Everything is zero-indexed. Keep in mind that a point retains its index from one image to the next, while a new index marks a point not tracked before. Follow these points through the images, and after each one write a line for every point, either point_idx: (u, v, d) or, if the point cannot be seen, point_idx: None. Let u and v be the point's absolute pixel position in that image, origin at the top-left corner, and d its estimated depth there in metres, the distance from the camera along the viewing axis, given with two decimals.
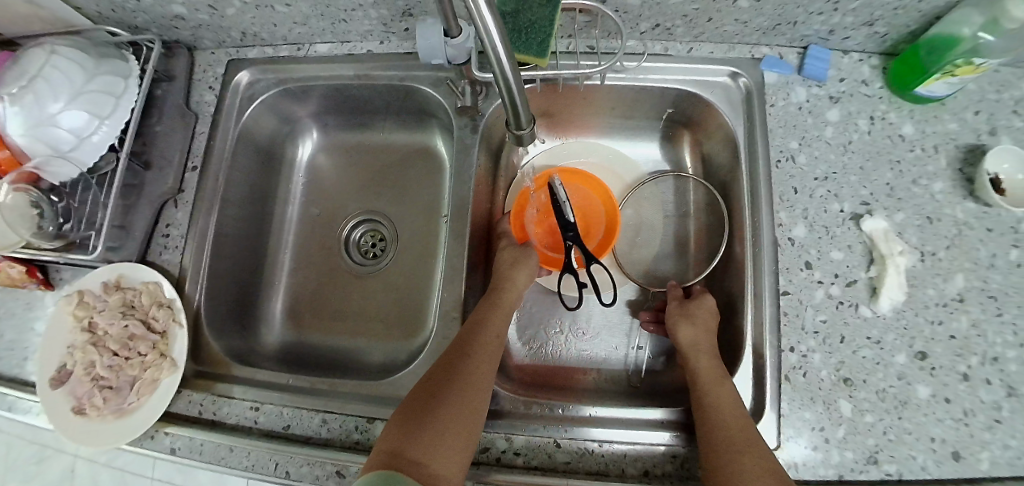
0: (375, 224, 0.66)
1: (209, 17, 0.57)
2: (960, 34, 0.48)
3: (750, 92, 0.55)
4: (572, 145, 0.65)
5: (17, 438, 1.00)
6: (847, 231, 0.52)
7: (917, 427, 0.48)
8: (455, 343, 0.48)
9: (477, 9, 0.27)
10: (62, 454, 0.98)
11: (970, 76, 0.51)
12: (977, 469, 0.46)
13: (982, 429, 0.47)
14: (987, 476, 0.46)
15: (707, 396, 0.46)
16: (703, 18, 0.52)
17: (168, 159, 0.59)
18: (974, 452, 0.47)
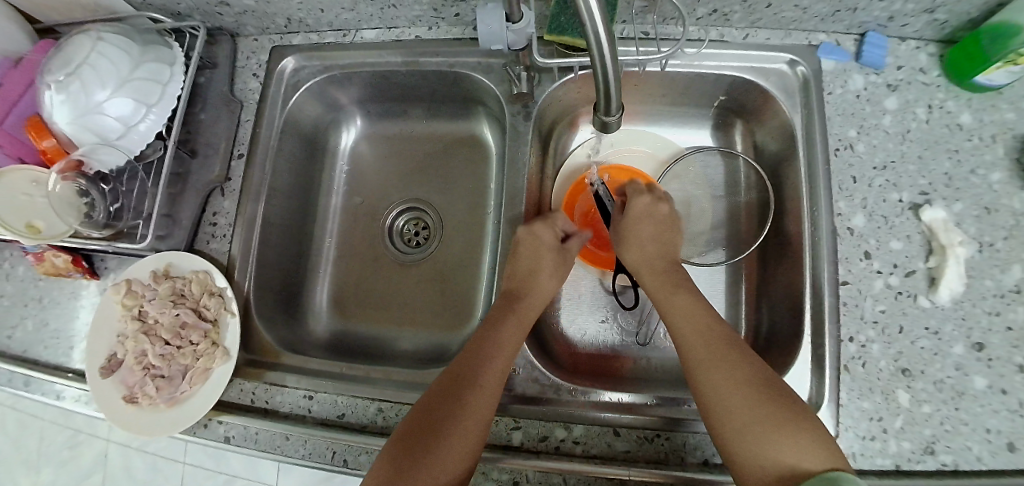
0: (419, 213, 0.66)
1: (255, 3, 0.56)
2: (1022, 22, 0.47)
3: (808, 80, 0.54)
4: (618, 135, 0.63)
5: (52, 423, 1.01)
6: (905, 221, 0.52)
7: (974, 417, 0.48)
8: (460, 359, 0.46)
9: None
10: (96, 439, 0.99)
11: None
12: None
13: None
14: None
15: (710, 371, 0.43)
16: (762, 3, 0.51)
17: (213, 147, 0.59)
18: None
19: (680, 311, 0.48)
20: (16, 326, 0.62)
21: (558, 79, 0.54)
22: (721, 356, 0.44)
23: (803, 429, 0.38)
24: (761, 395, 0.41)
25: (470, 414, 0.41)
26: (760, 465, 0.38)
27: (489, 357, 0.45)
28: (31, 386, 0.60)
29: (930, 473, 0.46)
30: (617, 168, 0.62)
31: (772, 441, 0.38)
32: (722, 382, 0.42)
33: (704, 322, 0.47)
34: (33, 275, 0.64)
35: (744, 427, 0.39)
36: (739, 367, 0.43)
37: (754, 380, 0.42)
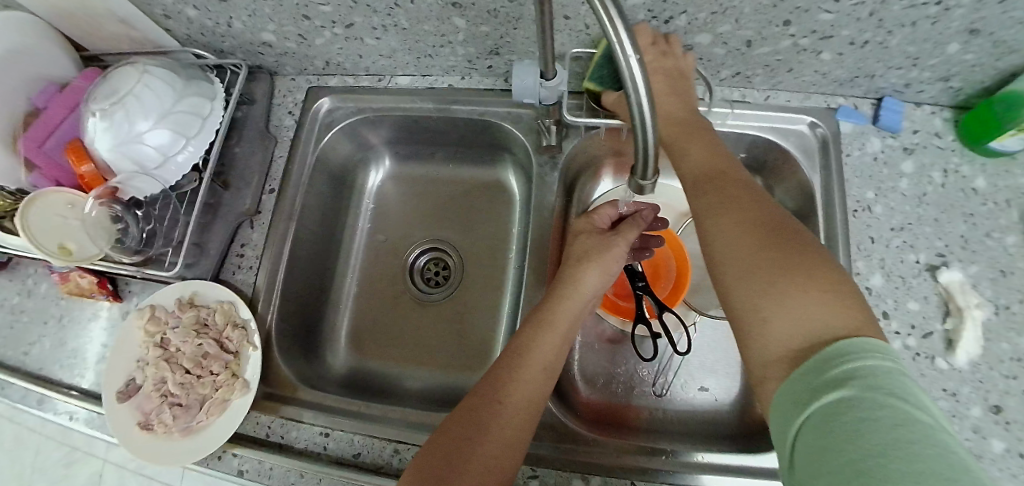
0: (440, 253, 0.67)
1: (296, 45, 0.59)
2: None
3: (826, 142, 0.56)
4: None
5: None
6: (923, 282, 0.52)
7: (992, 482, 0.48)
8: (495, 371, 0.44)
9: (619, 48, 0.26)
10: None
11: None
12: None
13: None
14: None
15: (716, 230, 0.38)
16: (784, 68, 0.54)
17: (245, 181, 0.60)
18: None
19: (695, 170, 0.43)
20: (35, 344, 0.63)
21: (584, 135, 0.57)
22: (731, 200, 0.39)
23: (823, 273, 0.33)
24: (779, 243, 0.35)
25: (504, 437, 0.40)
26: (758, 328, 0.33)
27: (526, 377, 0.43)
28: (44, 404, 0.60)
29: None
30: None
31: (784, 298, 0.32)
32: (732, 222, 0.37)
33: (727, 190, 0.40)
34: (56, 294, 0.65)
35: (750, 278, 0.34)
36: (751, 209, 0.38)
37: (762, 227, 0.36)
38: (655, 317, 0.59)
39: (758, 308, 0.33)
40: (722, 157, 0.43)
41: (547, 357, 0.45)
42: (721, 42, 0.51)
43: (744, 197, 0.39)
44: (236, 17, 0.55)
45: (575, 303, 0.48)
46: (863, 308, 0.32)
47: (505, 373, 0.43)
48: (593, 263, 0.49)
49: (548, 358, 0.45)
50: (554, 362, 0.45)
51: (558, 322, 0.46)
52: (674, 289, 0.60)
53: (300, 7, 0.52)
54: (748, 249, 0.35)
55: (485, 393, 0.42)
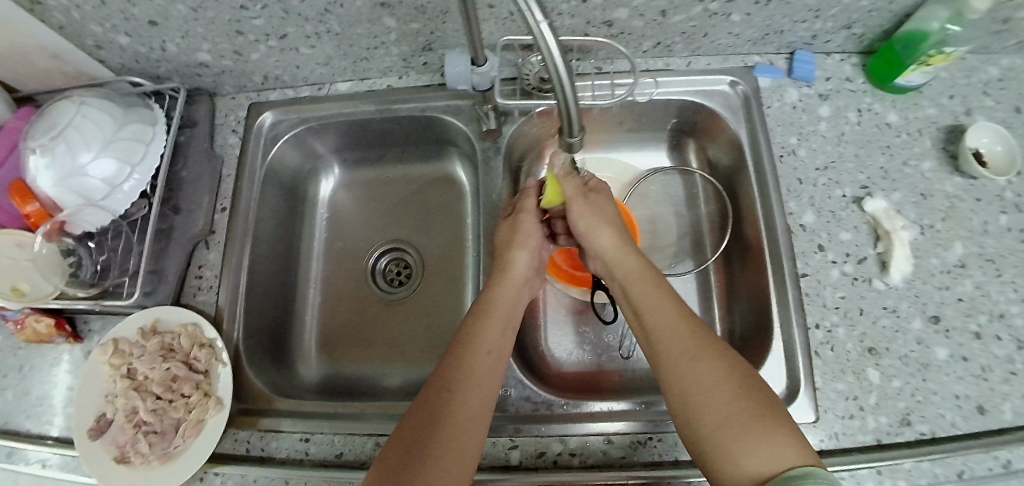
0: (400, 252, 0.68)
1: (232, 63, 0.60)
2: (929, 27, 0.53)
3: (748, 97, 0.59)
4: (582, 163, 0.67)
5: None
6: (852, 214, 0.56)
7: (942, 386, 0.53)
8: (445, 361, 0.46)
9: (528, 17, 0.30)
10: None
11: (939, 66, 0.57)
12: (1003, 420, 0.52)
13: (1002, 383, 0.54)
14: (1013, 425, 0.52)
15: (689, 394, 0.40)
16: (700, 34, 0.57)
17: (196, 202, 0.60)
18: (997, 404, 0.53)
19: (654, 314, 0.46)
20: None
21: (520, 119, 0.59)
22: (702, 359, 0.42)
23: (775, 428, 0.36)
24: (739, 402, 0.39)
25: (461, 420, 0.42)
26: (728, 464, 0.37)
27: (474, 362, 0.45)
28: (13, 457, 0.57)
29: (909, 443, 0.51)
30: None
31: (751, 443, 0.36)
32: (696, 371, 0.41)
33: (698, 357, 0.42)
34: (12, 344, 0.62)
35: (717, 427, 0.38)
36: (711, 361, 0.41)
37: (724, 377, 0.40)
38: None
39: (718, 442, 0.38)
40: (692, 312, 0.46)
41: (492, 340, 0.47)
42: (638, 15, 0.54)
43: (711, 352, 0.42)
44: (168, 40, 0.56)
45: (509, 288, 0.52)
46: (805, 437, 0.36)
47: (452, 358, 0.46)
48: (517, 246, 0.54)
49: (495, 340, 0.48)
50: (501, 344, 0.48)
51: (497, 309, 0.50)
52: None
53: (232, 23, 0.54)
54: (720, 403, 0.39)
55: (436, 388, 0.44)
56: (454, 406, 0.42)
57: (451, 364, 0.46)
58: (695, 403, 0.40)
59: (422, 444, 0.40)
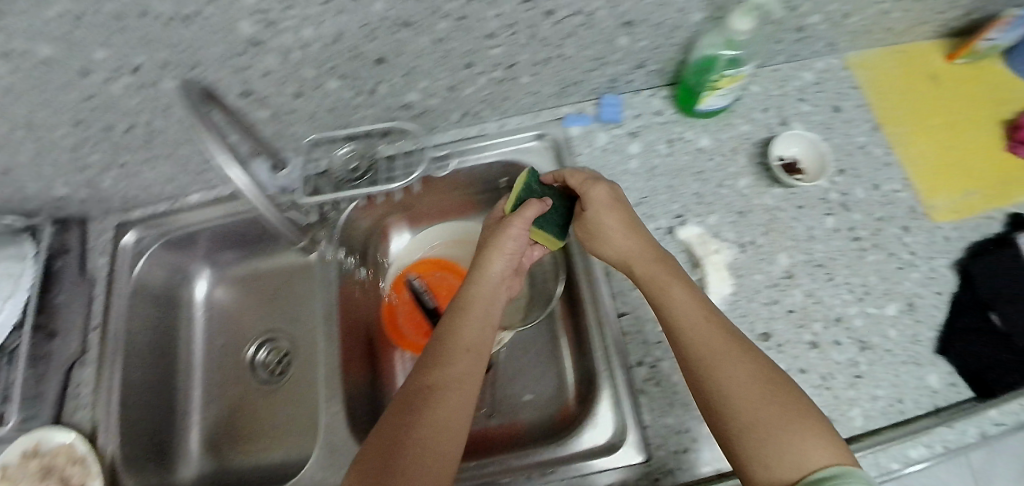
0: (275, 341, 0.72)
1: (89, 193, 0.66)
2: (710, 54, 0.56)
3: (558, 149, 0.62)
4: (431, 232, 0.70)
5: None
6: (668, 245, 0.57)
7: None
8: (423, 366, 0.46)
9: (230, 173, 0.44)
10: None
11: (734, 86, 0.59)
12: (852, 426, 0.52)
13: (846, 389, 0.54)
14: (862, 429, 0.52)
15: (725, 385, 0.40)
16: (499, 98, 0.60)
17: (71, 325, 0.65)
18: (845, 411, 0.53)
19: (673, 299, 0.47)
20: None
21: (347, 208, 0.63)
22: (732, 344, 0.42)
23: (811, 423, 0.37)
24: (769, 396, 0.39)
25: (439, 426, 0.41)
26: (756, 464, 0.37)
27: (452, 368, 0.45)
28: None
29: None
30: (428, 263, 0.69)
31: (786, 440, 0.37)
32: (727, 366, 0.41)
33: (715, 344, 0.43)
34: None
35: (749, 418, 0.38)
36: (743, 354, 0.42)
37: (758, 369, 0.41)
38: None
39: (750, 441, 0.37)
40: (702, 296, 0.47)
41: (471, 341, 0.48)
42: (429, 95, 0.58)
43: (728, 339, 0.43)
44: (25, 184, 0.62)
45: (487, 286, 0.52)
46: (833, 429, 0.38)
47: (425, 363, 0.46)
48: (495, 249, 0.54)
49: (474, 339, 0.48)
50: (479, 344, 0.48)
51: (473, 308, 0.50)
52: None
53: (73, 163, 0.61)
54: (756, 395, 0.39)
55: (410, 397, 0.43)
56: (413, 424, 0.41)
57: (432, 369, 0.45)
58: (719, 396, 0.40)
59: (394, 452, 0.39)
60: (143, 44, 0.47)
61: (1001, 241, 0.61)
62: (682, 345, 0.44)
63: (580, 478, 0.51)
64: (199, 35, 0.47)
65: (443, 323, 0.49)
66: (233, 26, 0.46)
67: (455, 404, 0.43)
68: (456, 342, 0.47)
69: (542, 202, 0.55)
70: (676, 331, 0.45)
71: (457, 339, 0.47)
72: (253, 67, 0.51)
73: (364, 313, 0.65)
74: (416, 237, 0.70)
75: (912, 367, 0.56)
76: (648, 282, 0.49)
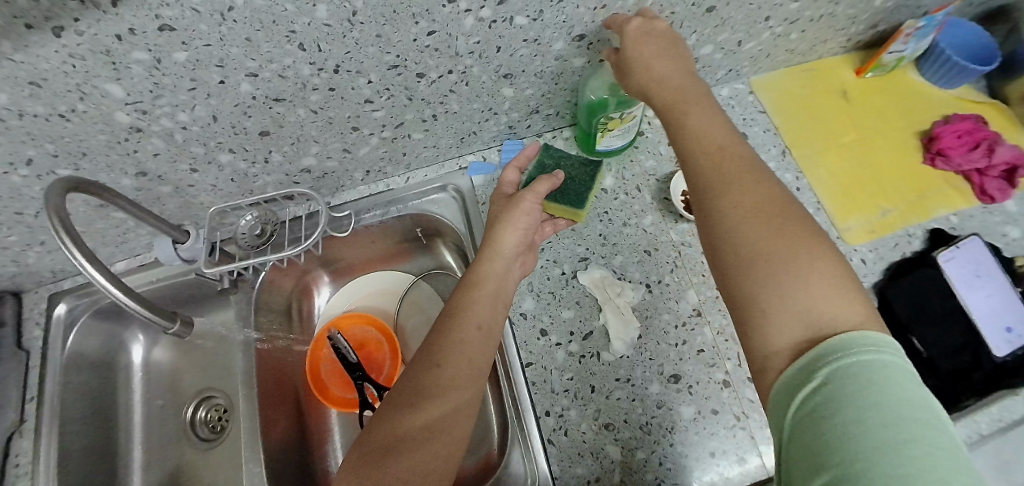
0: (214, 399, 0.75)
1: (18, 268, 0.68)
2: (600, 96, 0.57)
3: (462, 198, 0.63)
4: (354, 285, 0.70)
5: None
6: (571, 291, 0.58)
7: (690, 446, 0.53)
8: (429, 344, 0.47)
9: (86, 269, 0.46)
10: None
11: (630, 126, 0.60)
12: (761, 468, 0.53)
13: (758, 427, 0.54)
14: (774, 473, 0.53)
15: (735, 232, 0.36)
16: (398, 154, 0.62)
17: (6, 397, 0.67)
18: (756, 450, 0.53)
19: (703, 140, 0.42)
20: None
21: (261, 270, 0.64)
22: (741, 186, 0.38)
23: (825, 265, 0.34)
24: (796, 233, 0.35)
25: (447, 401, 0.43)
26: (759, 320, 0.34)
27: (458, 342, 0.46)
28: None
29: None
30: (351, 316, 0.67)
31: (793, 282, 0.33)
32: (749, 197, 0.37)
33: (731, 187, 0.38)
34: None
35: (756, 261, 0.35)
36: (755, 187, 0.38)
37: (778, 211, 0.36)
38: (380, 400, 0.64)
39: (755, 288, 0.34)
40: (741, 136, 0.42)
41: (484, 317, 0.48)
42: (325, 158, 0.60)
43: (749, 179, 0.38)
44: None
45: (499, 263, 0.51)
46: (855, 278, 0.34)
47: (442, 338, 0.46)
48: (510, 220, 0.52)
49: (488, 316, 0.48)
50: (491, 319, 0.48)
51: (488, 285, 0.50)
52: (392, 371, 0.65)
53: None
54: (776, 238, 0.35)
55: (414, 385, 0.44)
56: (438, 387, 0.43)
57: (430, 350, 0.46)
58: (732, 245, 0.36)
59: (404, 431, 0.41)
60: (27, 140, 0.50)
61: (919, 259, 0.60)
62: (698, 180, 0.40)
63: None
64: (77, 126, 0.50)
65: (456, 299, 0.49)
66: (109, 115, 0.49)
67: (461, 381, 0.44)
68: (453, 329, 0.47)
69: (553, 176, 0.54)
70: (696, 175, 0.41)
71: (466, 314, 0.48)
72: (140, 150, 0.54)
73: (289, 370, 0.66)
74: (340, 293, 0.70)
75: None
76: (665, 105, 0.45)
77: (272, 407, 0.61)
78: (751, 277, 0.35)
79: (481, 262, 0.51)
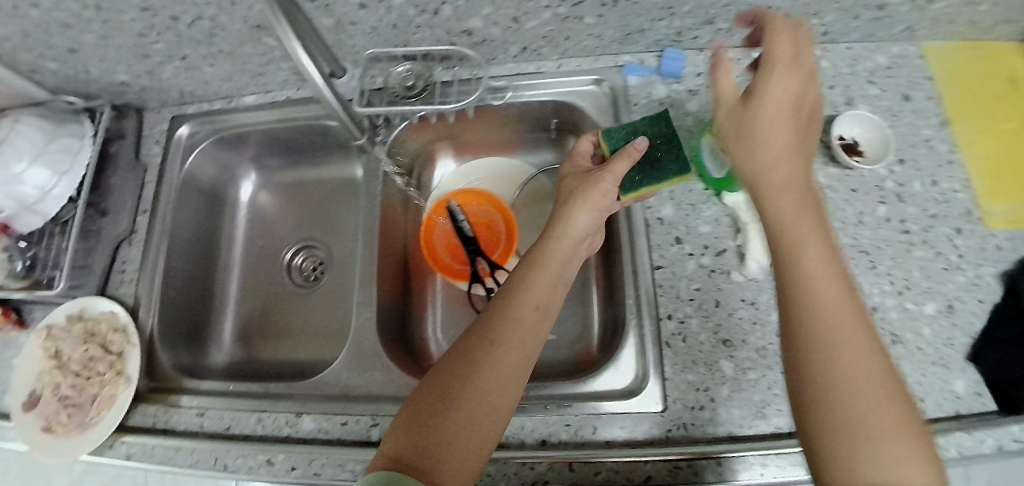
0: (312, 249, 0.74)
1: (149, 81, 0.67)
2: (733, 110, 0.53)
3: (614, 94, 0.60)
4: (470, 167, 0.70)
5: None
6: (712, 208, 0.58)
7: None
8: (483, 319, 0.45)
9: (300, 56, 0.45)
10: None
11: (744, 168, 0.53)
12: None
13: None
14: None
15: (808, 319, 0.36)
16: (561, 36, 0.58)
17: (121, 206, 0.67)
18: None
19: (788, 196, 0.40)
20: None
21: (395, 127, 0.63)
22: (827, 272, 0.37)
23: (892, 387, 0.33)
24: (848, 336, 0.35)
25: (497, 377, 0.41)
26: (827, 420, 0.33)
27: (518, 319, 0.44)
28: None
29: (761, 436, 0.50)
30: (468, 192, 0.67)
31: (846, 389, 0.33)
32: (822, 286, 0.37)
33: (814, 264, 0.37)
34: None
35: (824, 361, 0.35)
36: (837, 291, 0.37)
37: (854, 316, 0.36)
38: (489, 276, 0.64)
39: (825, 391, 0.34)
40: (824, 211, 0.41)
41: (540, 298, 0.47)
42: (491, 24, 0.56)
43: (828, 261, 0.38)
44: (90, 63, 0.63)
45: (567, 242, 0.51)
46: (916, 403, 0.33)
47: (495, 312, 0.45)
48: (585, 203, 0.51)
49: (542, 296, 0.47)
50: (548, 301, 0.47)
51: (551, 263, 0.49)
52: (506, 248, 0.64)
53: (137, 48, 0.60)
54: (851, 348, 0.34)
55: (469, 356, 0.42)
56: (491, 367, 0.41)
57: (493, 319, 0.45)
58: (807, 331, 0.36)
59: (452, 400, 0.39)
60: None
61: None
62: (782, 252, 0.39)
63: (595, 416, 0.52)
64: None
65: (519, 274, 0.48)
66: None
67: (511, 362, 0.42)
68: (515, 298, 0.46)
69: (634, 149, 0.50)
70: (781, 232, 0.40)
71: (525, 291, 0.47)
72: None
73: (404, 234, 0.67)
74: (456, 172, 0.71)
75: (940, 370, 0.53)
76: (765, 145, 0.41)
77: (386, 262, 0.63)
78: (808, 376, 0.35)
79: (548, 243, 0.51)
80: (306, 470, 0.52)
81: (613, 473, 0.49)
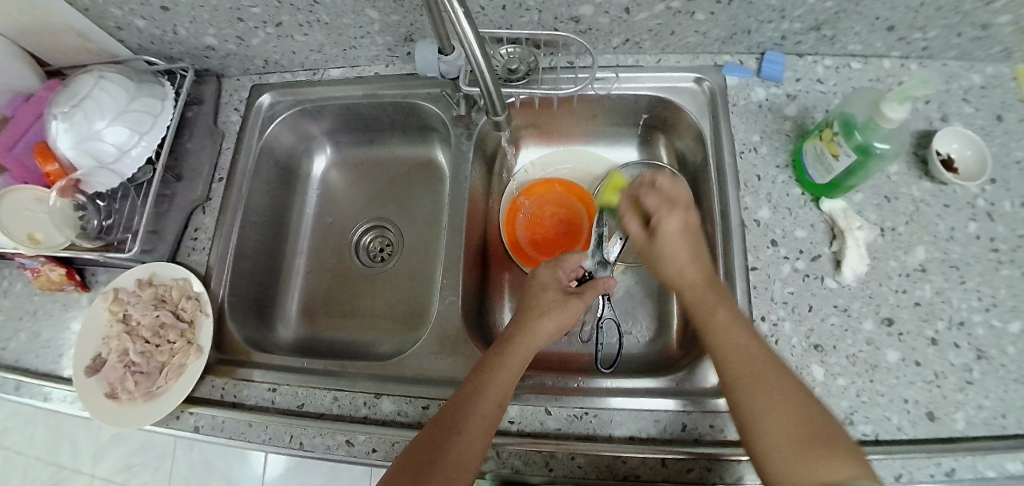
0: (383, 231, 0.74)
1: (236, 48, 0.66)
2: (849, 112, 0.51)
3: (713, 93, 0.62)
4: (549, 160, 0.72)
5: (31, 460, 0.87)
6: (808, 212, 0.58)
7: (890, 389, 0.52)
8: (451, 402, 0.46)
9: (461, 27, 0.42)
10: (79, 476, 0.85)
11: (846, 176, 0.52)
12: (953, 429, 0.50)
13: (955, 391, 0.51)
14: (962, 434, 0.50)
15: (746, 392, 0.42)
16: (667, 31, 0.59)
17: (197, 173, 0.66)
18: (949, 412, 0.50)
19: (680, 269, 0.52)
20: (11, 338, 0.65)
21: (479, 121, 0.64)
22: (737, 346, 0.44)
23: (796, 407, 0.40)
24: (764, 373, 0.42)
25: (463, 446, 0.43)
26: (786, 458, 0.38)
27: (480, 402, 0.45)
28: (20, 390, 0.62)
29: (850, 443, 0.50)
30: (554, 183, 0.70)
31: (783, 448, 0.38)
32: (740, 357, 0.44)
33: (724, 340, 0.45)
34: (31, 290, 0.67)
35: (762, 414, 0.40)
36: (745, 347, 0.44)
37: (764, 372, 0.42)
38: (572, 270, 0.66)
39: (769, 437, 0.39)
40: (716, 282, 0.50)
41: (501, 391, 0.47)
42: (602, 12, 0.56)
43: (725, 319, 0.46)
44: (179, 24, 0.62)
45: (531, 342, 0.52)
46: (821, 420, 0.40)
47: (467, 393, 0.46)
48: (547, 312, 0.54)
49: (505, 387, 0.47)
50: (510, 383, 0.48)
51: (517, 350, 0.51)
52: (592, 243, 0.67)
53: (233, 11, 0.59)
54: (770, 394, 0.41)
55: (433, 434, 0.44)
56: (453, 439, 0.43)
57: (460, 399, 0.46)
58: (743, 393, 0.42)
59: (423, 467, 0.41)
60: None
61: None
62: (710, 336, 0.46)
63: (686, 413, 0.51)
64: None
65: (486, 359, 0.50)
66: None
67: (470, 432, 0.43)
68: (491, 382, 0.47)
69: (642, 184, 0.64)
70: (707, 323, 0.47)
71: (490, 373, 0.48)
72: None
73: (483, 219, 0.68)
74: (536, 163, 0.72)
75: None
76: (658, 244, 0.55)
77: (468, 246, 0.62)
78: (762, 449, 0.39)
79: (518, 334, 0.52)
80: (388, 453, 0.51)
81: (707, 471, 0.48)
